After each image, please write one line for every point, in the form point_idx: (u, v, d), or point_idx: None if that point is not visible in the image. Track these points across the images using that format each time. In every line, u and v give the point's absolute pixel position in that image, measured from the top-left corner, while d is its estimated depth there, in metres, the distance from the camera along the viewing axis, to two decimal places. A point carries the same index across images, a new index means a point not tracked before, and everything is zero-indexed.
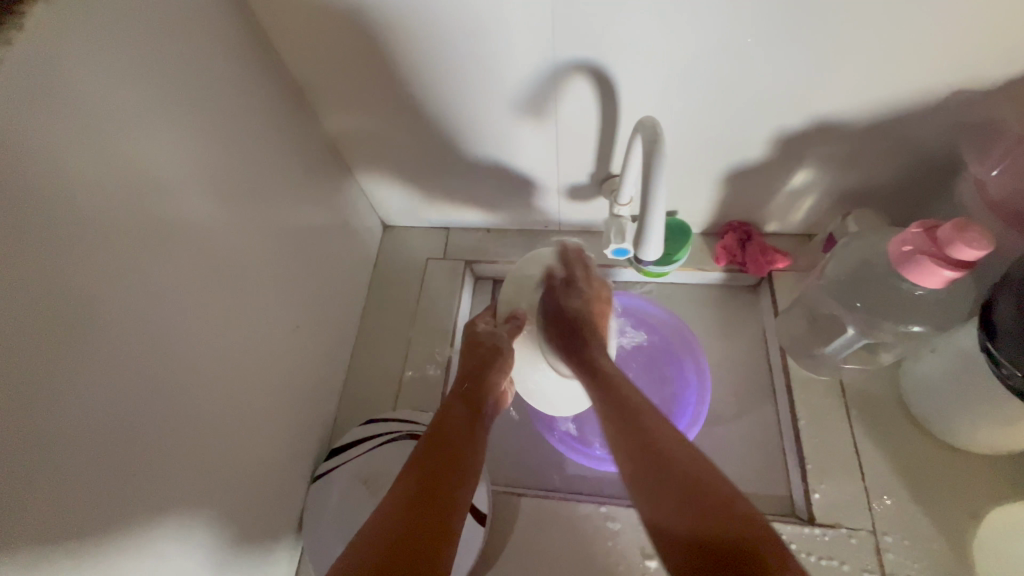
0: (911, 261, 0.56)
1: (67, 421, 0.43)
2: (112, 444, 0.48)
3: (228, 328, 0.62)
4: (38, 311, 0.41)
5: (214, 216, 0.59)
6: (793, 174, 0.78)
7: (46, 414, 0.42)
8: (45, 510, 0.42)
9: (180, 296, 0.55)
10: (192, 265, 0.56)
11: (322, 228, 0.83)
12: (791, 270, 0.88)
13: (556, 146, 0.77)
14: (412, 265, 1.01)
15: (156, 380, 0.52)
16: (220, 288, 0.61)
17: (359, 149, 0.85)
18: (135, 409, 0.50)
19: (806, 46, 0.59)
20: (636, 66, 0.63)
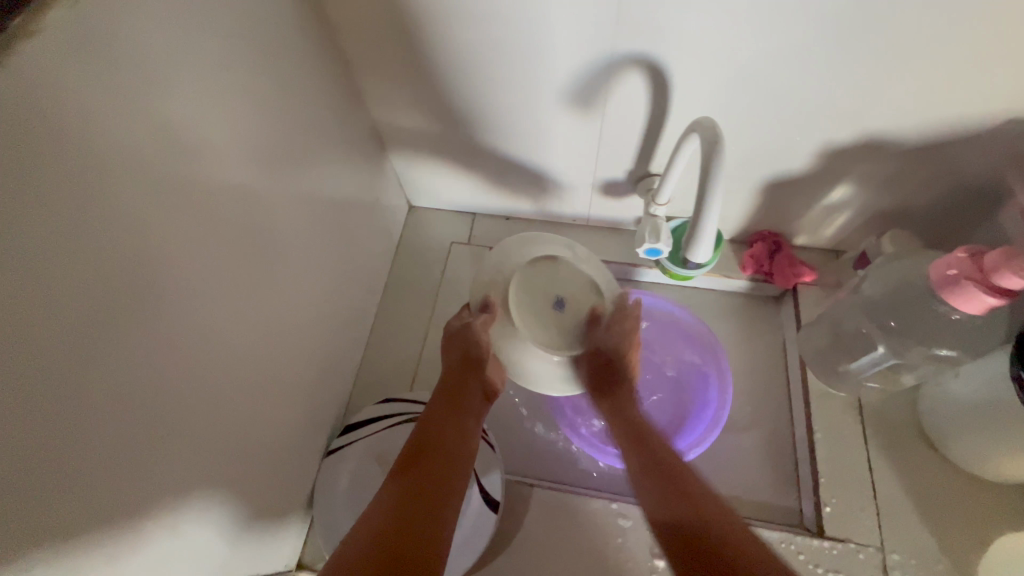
0: (956, 285, 0.56)
1: (116, 375, 0.43)
2: (153, 401, 0.47)
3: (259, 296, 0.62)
4: (100, 262, 0.40)
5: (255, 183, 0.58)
6: (832, 189, 0.77)
7: (101, 366, 0.41)
8: (90, 463, 0.42)
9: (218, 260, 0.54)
10: (233, 230, 0.55)
11: (353, 203, 0.82)
12: (816, 285, 0.88)
13: (598, 140, 0.77)
14: (436, 248, 1.00)
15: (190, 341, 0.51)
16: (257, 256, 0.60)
17: (395, 126, 0.84)
18: (174, 370, 0.49)
19: (870, 61, 0.58)
20: (692, 66, 0.62)
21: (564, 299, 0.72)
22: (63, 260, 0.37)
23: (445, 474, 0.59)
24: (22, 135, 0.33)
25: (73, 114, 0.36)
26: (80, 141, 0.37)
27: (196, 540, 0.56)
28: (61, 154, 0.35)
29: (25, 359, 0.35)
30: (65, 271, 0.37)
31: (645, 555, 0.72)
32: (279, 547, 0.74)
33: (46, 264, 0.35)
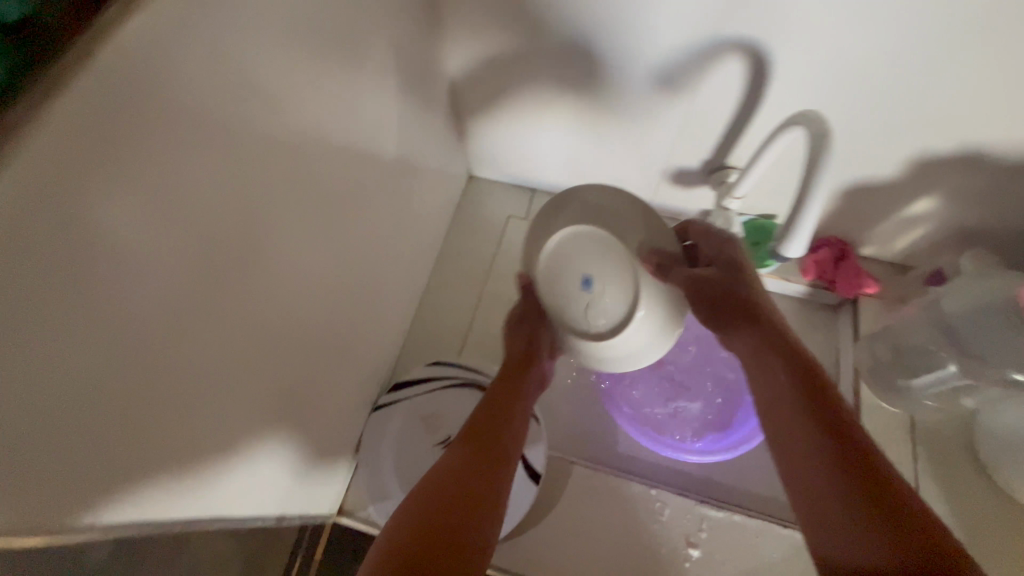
0: None
1: (207, 305, 0.44)
2: (233, 336, 0.49)
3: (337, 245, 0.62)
4: (207, 195, 0.41)
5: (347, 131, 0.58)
6: (914, 200, 0.75)
7: (195, 296, 0.42)
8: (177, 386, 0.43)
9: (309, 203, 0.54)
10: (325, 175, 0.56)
11: (422, 165, 0.83)
12: (879, 298, 0.86)
13: (679, 125, 0.75)
14: (493, 220, 1.00)
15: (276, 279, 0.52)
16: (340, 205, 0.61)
17: (472, 92, 0.83)
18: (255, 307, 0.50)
19: (986, 68, 0.56)
20: (798, 56, 0.61)
21: (592, 277, 0.58)
22: (174, 187, 0.38)
23: (490, 473, 0.54)
24: (145, 58, 0.33)
25: (192, 41, 0.36)
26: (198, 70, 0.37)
27: (260, 472, 0.59)
28: (180, 80, 0.36)
29: (132, 279, 0.36)
30: (174, 198, 0.38)
31: (680, 542, 0.73)
32: (325, 490, 0.76)
33: (160, 190, 0.36)
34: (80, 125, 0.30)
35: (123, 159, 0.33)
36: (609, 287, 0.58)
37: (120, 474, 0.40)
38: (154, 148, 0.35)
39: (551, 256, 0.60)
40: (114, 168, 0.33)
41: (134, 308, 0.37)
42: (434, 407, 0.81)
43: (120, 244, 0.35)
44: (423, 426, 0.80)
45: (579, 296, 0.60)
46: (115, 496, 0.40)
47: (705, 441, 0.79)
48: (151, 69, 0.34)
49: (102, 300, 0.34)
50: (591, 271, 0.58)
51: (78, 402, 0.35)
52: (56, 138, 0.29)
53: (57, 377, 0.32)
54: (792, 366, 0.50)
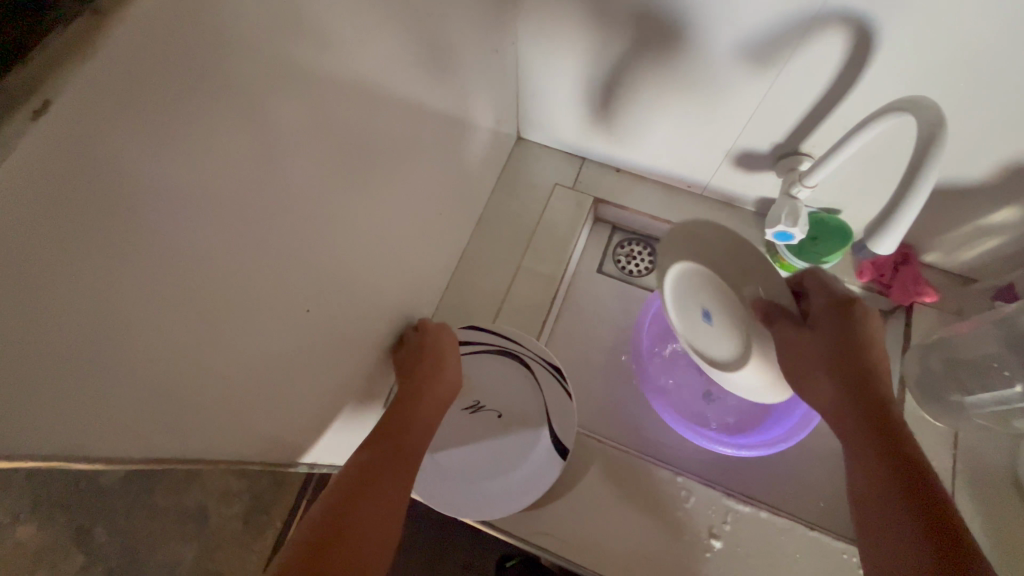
0: None
1: (256, 239, 0.42)
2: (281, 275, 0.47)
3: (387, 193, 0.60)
4: (265, 119, 0.38)
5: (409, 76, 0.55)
6: (995, 209, 0.71)
7: (246, 225, 0.40)
8: (222, 321, 0.42)
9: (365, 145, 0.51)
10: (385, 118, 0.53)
11: (474, 121, 0.79)
12: (935, 308, 0.82)
13: (757, 103, 0.70)
14: (538, 187, 0.97)
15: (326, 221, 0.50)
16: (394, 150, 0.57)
17: (533, 47, 0.78)
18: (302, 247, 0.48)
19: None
20: (905, 37, 0.55)
21: (710, 313, 0.68)
22: (238, 108, 0.35)
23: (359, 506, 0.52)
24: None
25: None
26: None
27: (293, 416, 0.58)
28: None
29: (188, 201, 0.34)
30: (233, 117, 0.35)
31: (702, 532, 0.72)
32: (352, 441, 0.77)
33: (220, 107, 0.34)
34: (150, 25, 0.28)
35: (191, 72, 0.31)
36: (722, 324, 0.67)
37: (158, 402, 0.39)
38: (222, 62, 0.33)
39: (674, 289, 0.71)
40: (181, 81, 0.30)
41: (186, 232, 0.35)
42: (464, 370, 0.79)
43: (180, 161, 0.32)
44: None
45: (702, 326, 0.70)
46: (150, 424, 0.39)
47: (740, 439, 0.77)
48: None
49: (155, 220, 0.32)
50: (708, 307, 0.68)
51: (125, 322, 0.33)
52: (126, 37, 0.27)
53: (102, 294, 0.31)
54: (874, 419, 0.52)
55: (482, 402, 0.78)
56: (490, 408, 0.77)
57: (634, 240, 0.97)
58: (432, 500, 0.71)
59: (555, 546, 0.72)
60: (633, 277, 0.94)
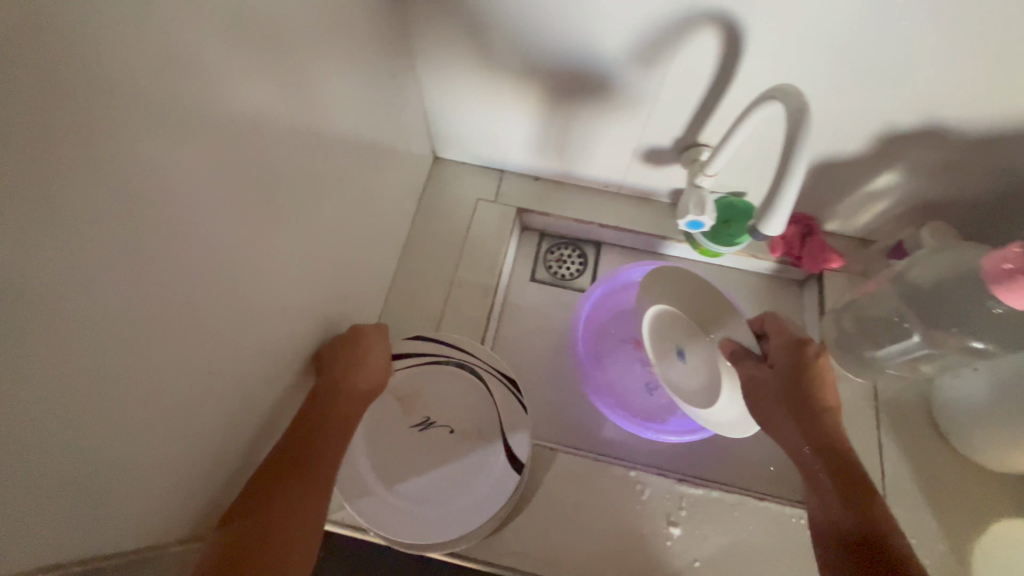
0: (1008, 279, 0.56)
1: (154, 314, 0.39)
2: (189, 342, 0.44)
3: (294, 234, 0.58)
4: (141, 181, 0.36)
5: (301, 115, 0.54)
6: (878, 175, 0.76)
7: (142, 298, 0.38)
8: (129, 403, 0.38)
9: (259, 191, 0.49)
10: (280, 162, 0.51)
11: (383, 148, 0.78)
12: (844, 272, 0.88)
13: (653, 102, 0.73)
14: (461, 204, 0.97)
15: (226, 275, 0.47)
16: (297, 189, 0.56)
17: (433, 68, 0.78)
18: (211, 308, 0.45)
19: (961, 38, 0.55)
20: (770, 30, 0.59)
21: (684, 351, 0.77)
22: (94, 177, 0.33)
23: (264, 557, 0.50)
24: (51, 17, 0.28)
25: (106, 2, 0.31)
26: (118, 36, 0.32)
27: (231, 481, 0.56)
28: (99, 50, 0.31)
29: (58, 285, 0.31)
30: (99, 185, 0.33)
31: (661, 522, 0.73)
32: None
33: (79, 178, 0.31)
34: None
35: (40, 146, 0.29)
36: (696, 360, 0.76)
37: None
38: (76, 130, 0.30)
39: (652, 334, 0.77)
40: (29, 157, 0.28)
41: (63, 314, 0.32)
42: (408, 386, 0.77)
43: (43, 245, 0.30)
44: (398, 406, 0.76)
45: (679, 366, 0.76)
46: None
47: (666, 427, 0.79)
48: (65, 35, 0.29)
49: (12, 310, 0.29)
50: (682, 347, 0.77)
51: None
52: None
53: None
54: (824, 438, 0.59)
55: (433, 419, 0.76)
56: (441, 422, 0.76)
57: (563, 244, 0.98)
58: (380, 526, 0.68)
59: (522, 563, 0.71)
60: (566, 281, 0.95)
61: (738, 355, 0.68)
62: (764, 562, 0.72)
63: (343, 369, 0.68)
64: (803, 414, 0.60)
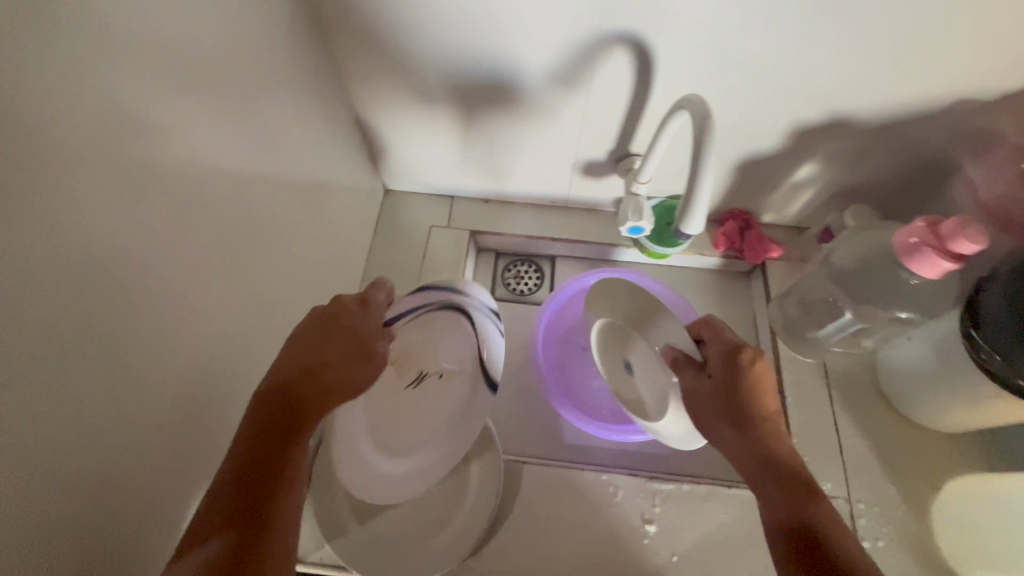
0: (915, 251, 0.61)
1: (97, 373, 0.40)
2: (139, 395, 0.45)
3: (244, 281, 0.59)
4: (76, 245, 0.37)
5: (240, 164, 0.55)
6: (799, 167, 0.82)
7: (85, 357, 0.38)
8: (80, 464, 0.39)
9: (206, 242, 0.51)
10: (221, 212, 0.52)
11: (331, 186, 0.80)
12: (784, 259, 0.93)
13: (582, 118, 0.77)
14: (415, 233, 0.99)
15: (176, 327, 0.48)
16: (243, 236, 0.57)
17: (374, 107, 0.82)
18: (159, 362, 0.46)
19: (846, 39, 0.61)
20: (676, 46, 0.64)
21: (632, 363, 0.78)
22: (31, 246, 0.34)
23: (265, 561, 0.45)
24: None
25: (30, 82, 0.33)
26: (39, 110, 0.33)
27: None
28: (26, 127, 0.33)
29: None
30: (30, 254, 0.34)
31: (636, 521, 0.75)
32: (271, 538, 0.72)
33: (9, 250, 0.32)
34: None
35: None
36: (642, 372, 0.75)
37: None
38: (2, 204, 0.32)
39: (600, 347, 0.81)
40: None
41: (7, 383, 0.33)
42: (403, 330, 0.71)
43: None
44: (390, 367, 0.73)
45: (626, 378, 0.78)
46: None
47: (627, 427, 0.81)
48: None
49: None
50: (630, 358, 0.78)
51: None
52: None
53: None
54: (769, 447, 0.60)
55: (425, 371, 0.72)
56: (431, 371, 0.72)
57: (519, 261, 1.01)
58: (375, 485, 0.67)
59: None
60: (525, 296, 0.98)
61: (678, 364, 0.66)
62: (738, 548, 0.74)
63: (301, 350, 0.54)
64: (746, 424, 0.60)
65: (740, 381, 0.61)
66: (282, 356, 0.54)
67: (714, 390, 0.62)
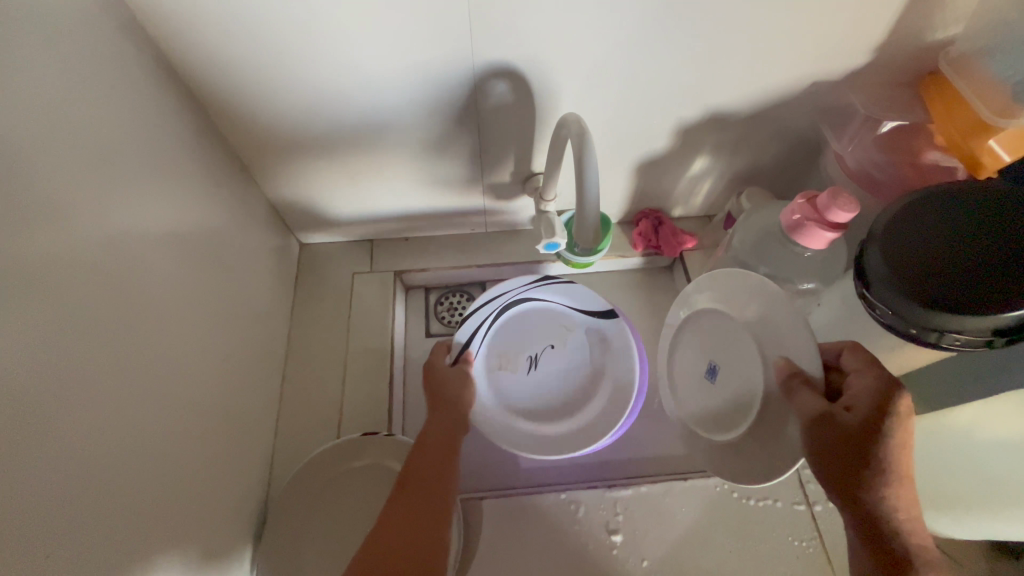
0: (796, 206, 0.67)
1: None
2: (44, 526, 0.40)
3: (157, 371, 0.55)
4: None
5: (125, 252, 0.52)
6: (692, 161, 0.86)
7: None
8: None
9: (99, 343, 0.47)
10: (109, 307, 0.49)
11: (238, 252, 0.76)
12: (697, 249, 0.97)
13: (480, 146, 0.78)
14: (339, 282, 0.97)
15: (75, 442, 0.44)
16: (142, 325, 0.53)
17: (269, 166, 0.79)
18: (61, 481, 0.42)
19: (714, 43, 0.65)
20: (551, 69, 0.66)
21: (716, 367, 0.72)
22: None
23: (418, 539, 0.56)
24: None
25: None
26: None
27: None
28: None
29: None
30: None
31: (602, 533, 0.75)
32: None
33: None
34: None
35: None
36: (727, 379, 0.71)
37: None
38: None
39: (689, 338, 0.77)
40: None
41: None
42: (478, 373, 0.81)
43: None
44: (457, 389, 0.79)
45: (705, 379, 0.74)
46: None
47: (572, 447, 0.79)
48: None
49: None
50: (716, 361, 0.72)
51: None
52: None
53: None
54: (880, 503, 0.54)
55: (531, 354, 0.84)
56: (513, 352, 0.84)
57: (449, 293, 1.01)
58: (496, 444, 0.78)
59: None
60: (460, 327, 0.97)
61: (799, 388, 0.56)
62: (704, 537, 0.75)
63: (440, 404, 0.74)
64: (863, 475, 0.54)
65: (877, 430, 0.54)
66: (429, 426, 0.70)
67: (849, 437, 0.53)
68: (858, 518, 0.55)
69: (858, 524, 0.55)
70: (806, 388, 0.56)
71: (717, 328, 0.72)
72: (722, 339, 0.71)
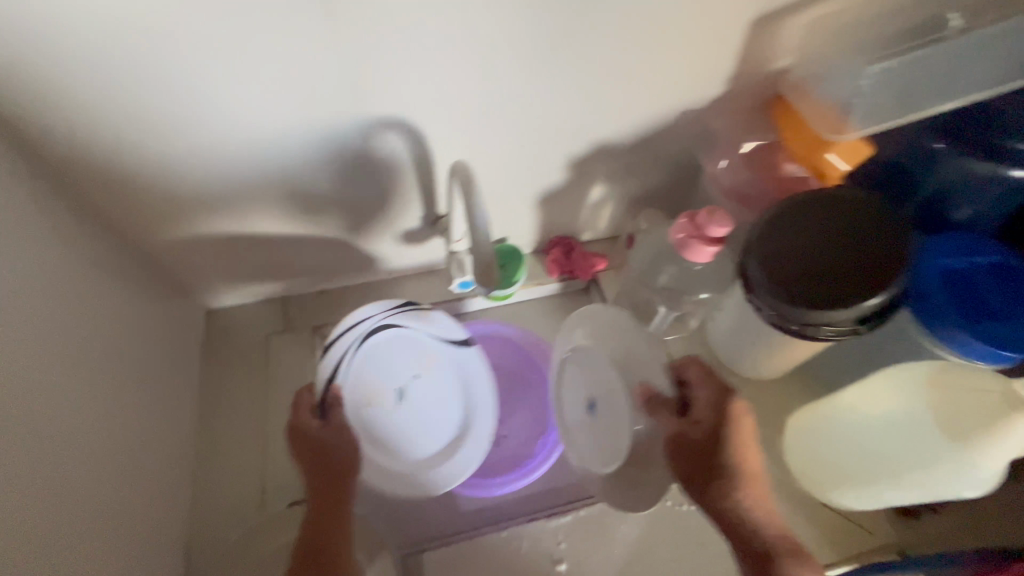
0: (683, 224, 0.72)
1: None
2: None
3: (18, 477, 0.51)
4: None
5: None
6: (589, 190, 0.90)
7: None
8: None
9: None
10: None
11: (114, 328, 0.70)
12: (610, 269, 1.01)
13: (379, 194, 0.79)
14: (252, 344, 0.93)
15: None
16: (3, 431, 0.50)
17: (154, 235, 0.76)
18: None
19: (584, 83, 0.70)
20: (434, 116, 0.69)
21: (596, 403, 0.76)
22: None
23: None
24: None
25: None
26: None
27: None
28: None
29: None
30: None
31: (545, 562, 0.76)
32: None
33: None
34: None
35: None
36: (604, 412, 0.75)
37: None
38: None
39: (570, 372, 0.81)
40: None
41: None
42: (350, 415, 0.78)
43: None
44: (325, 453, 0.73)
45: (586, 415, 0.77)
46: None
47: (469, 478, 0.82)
48: None
49: None
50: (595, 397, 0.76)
51: None
52: None
53: None
54: (733, 487, 0.65)
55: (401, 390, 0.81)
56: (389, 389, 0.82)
57: None
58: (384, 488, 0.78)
59: None
60: None
61: (657, 405, 0.68)
62: (645, 552, 0.77)
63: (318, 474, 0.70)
64: (704, 465, 0.66)
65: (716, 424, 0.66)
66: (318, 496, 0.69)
67: (700, 436, 0.66)
68: (710, 503, 0.66)
69: (715, 508, 0.66)
70: (661, 408, 0.67)
71: (595, 358, 0.76)
72: (600, 372, 0.76)
